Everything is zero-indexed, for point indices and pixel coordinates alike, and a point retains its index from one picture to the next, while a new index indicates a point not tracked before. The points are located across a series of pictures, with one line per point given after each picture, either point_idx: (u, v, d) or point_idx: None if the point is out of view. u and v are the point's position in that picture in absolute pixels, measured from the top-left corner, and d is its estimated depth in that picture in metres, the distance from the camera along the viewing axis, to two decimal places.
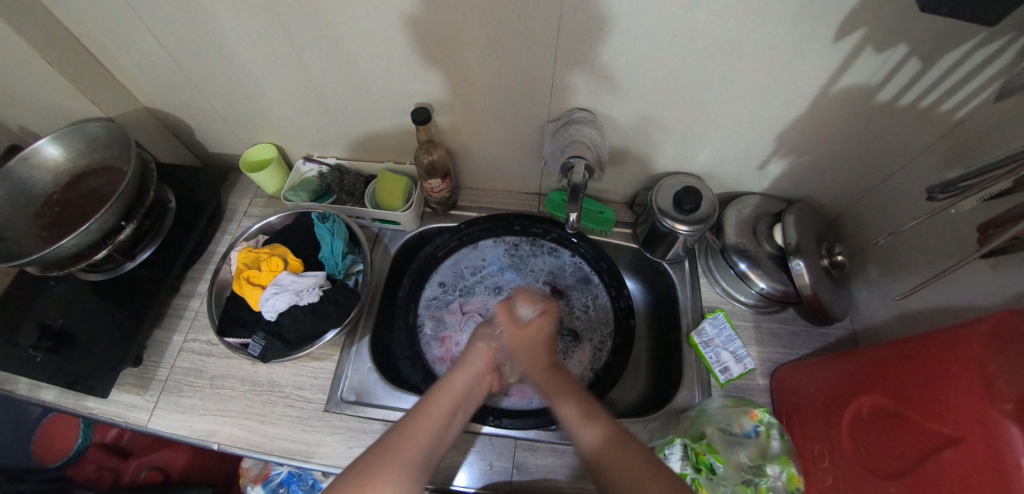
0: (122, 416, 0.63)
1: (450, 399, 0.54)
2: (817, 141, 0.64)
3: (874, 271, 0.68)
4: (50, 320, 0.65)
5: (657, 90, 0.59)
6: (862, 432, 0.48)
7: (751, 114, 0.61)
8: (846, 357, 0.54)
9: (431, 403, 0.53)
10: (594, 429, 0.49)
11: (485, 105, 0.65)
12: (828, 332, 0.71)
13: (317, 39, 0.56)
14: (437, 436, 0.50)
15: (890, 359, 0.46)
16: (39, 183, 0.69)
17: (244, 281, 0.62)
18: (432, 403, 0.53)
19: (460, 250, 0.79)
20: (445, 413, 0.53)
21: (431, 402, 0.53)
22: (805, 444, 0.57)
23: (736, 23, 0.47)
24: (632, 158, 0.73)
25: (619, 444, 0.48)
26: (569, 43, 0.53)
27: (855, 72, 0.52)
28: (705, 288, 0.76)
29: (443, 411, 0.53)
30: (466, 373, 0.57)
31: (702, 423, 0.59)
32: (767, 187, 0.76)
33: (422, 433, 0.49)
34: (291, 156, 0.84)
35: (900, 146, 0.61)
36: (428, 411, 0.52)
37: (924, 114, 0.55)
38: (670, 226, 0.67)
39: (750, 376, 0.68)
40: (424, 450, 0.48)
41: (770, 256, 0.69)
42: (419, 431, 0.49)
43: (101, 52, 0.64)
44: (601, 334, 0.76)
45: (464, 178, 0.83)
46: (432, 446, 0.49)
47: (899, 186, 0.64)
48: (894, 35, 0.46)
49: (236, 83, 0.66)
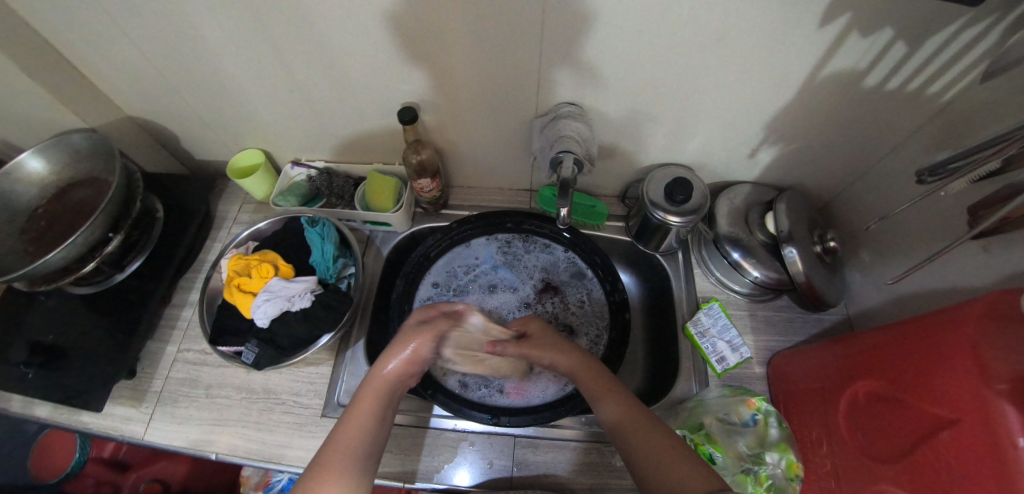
0: (117, 429, 0.62)
1: (372, 403, 0.51)
2: (807, 127, 0.63)
3: (867, 256, 0.68)
4: (40, 336, 0.64)
5: (645, 81, 0.58)
6: (858, 417, 0.48)
7: (739, 104, 0.61)
8: (842, 342, 0.55)
9: (359, 405, 0.51)
10: (614, 404, 0.52)
11: (473, 103, 0.64)
12: (823, 318, 0.71)
13: (299, 40, 0.55)
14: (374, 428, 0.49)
15: (887, 343, 0.46)
16: (23, 197, 0.68)
17: (235, 289, 0.61)
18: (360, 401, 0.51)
19: (453, 250, 0.78)
20: (373, 411, 0.51)
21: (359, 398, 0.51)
22: (801, 430, 0.57)
23: (722, 11, 0.47)
24: (622, 150, 0.73)
25: (640, 415, 0.51)
26: (555, 37, 0.53)
27: (841, 58, 0.52)
28: (699, 278, 0.76)
29: (367, 415, 0.50)
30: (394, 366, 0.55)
31: (700, 414, 0.59)
32: (758, 176, 0.76)
33: (353, 438, 0.48)
34: (279, 160, 0.83)
35: (886, 131, 0.61)
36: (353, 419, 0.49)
37: (910, 98, 0.55)
38: (662, 217, 0.67)
39: (746, 365, 0.68)
40: (363, 443, 0.48)
41: (763, 245, 0.69)
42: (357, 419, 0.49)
43: (80, 61, 0.63)
44: (596, 328, 0.75)
45: (454, 177, 0.82)
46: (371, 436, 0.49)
47: (889, 169, 0.64)
48: (879, 19, 0.46)
49: (220, 88, 0.65)
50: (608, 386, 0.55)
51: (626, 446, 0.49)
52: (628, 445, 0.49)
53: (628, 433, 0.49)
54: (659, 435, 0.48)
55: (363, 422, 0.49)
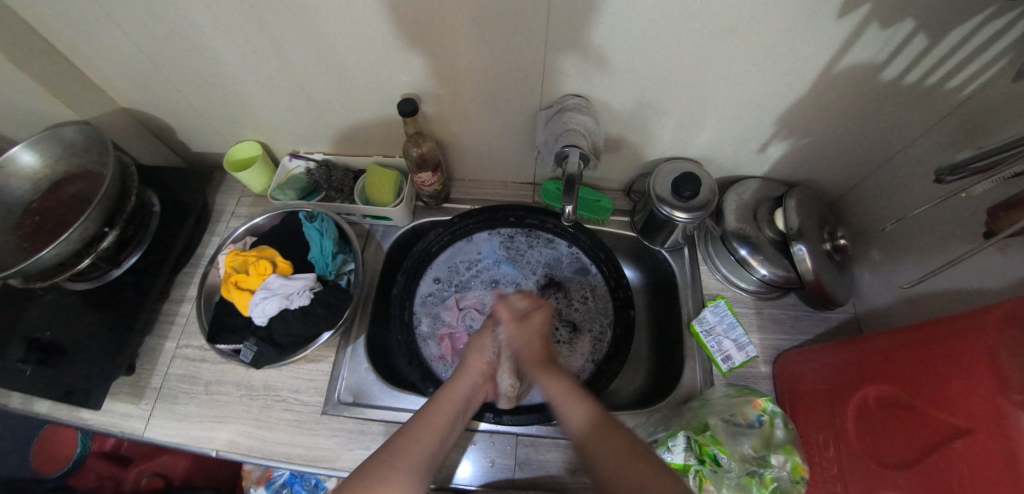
0: (118, 425, 0.62)
1: (449, 409, 0.55)
2: (820, 122, 0.62)
3: (878, 254, 0.67)
4: (37, 332, 0.63)
5: (654, 73, 0.56)
6: (868, 423, 0.47)
7: (750, 98, 0.59)
8: (853, 344, 0.53)
9: (433, 410, 0.54)
10: (584, 411, 0.52)
11: (476, 95, 0.62)
12: (830, 317, 0.70)
13: (294, 29, 0.53)
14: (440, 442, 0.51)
15: (900, 348, 0.45)
16: (16, 191, 0.66)
17: (232, 286, 0.60)
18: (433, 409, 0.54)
19: (454, 245, 0.76)
20: (447, 420, 0.54)
21: (433, 406, 0.54)
22: (809, 432, 0.56)
23: (736, 1, 0.45)
24: (628, 144, 0.71)
25: (606, 430, 0.50)
26: (561, 27, 0.50)
27: (860, 50, 0.50)
28: (705, 275, 0.74)
29: (443, 422, 0.53)
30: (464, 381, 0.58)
31: (705, 415, 0.58)
32: (767, 171, 0.74)
33: (425, 440, 0.50)
34: (276, 153, 0.81)
35: (901, 126, 0.59)
36: (427, 423, 0.52)
37: (928, 92, 0.53)
38: (668, 213, 0.65)
39: (752, 364, 0.67)
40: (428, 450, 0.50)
41: (772, 241, 0.67)
42: (427, 425, 0.52)
43: (70, 51, 0.61)
44: (601, 324, 0.74)
45: (456, 170, 0.81)
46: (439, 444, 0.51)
47: (903, 165, 0.63)
48: (901, 9, 0.44)
49: (214, 79, 0.63)
50: (577, 391, 0.55)
51: (591, 459, 0.49)
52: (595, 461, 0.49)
53: (594, 448, 0.49)
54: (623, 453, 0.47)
55: (438, 428, 0.52)
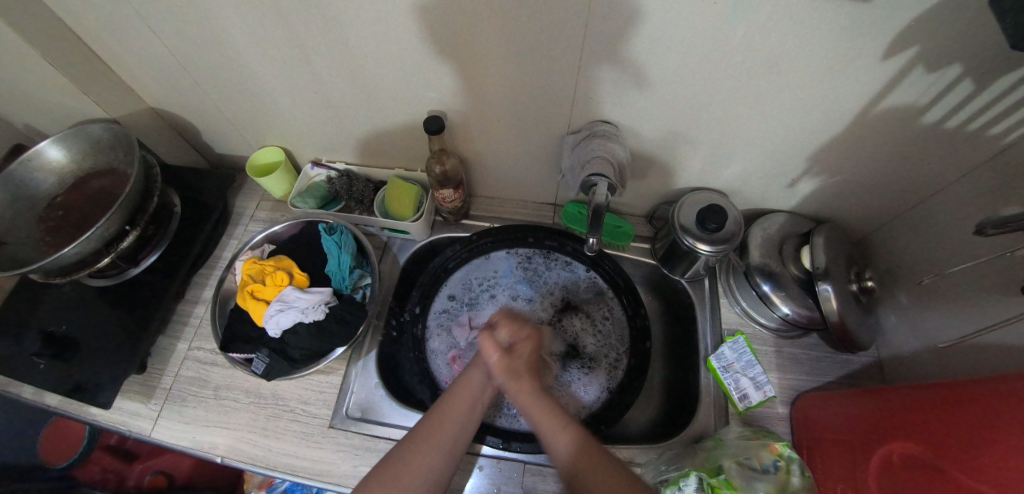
0: (125, 424, 0.62)
1: (467, 398, 0.52)
2: (853, 161, 0.60)
3: (905, 299, 0.65)
4: (53, 326, 0.64)
5: (684, 103, 0.55)
6: (890, 479, 0.44)
7: (782, 133, 0.58)
8: (887, 396, 0.51)
9: (450, 407, 0.51)
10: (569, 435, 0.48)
11: (502, 114, 0.62)
12: (853, 360, 0.68)
13: (325, 40, 0.53)
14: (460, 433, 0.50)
15: (938, 408, 0.43)
16: (42, 185, 0.67)
17: (248, 295, 0.60)
18: (449, 406, 0.51)
19: (471, 262, 0.76)
20: (467, 409, 0.52)
21: (452, 396, 0.52)
22: (826, 482, 0.54)
23: (776, 36, 0.44)
24: (653, 171, 0.70)
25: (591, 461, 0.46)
26: (594, 51, 0.49)
27: (901, 92, 0.48)
28: (724, 308, 0.73)
29: (463, 410, 0.51)
30: (480, 370, 0.55)
31: (719, 457, 0.56)
32: (794, 205, 0.73)
33: (441, 437, 0.49)
34: (299, 159, 0.81)
35: (937, 171, 0.58)
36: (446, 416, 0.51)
37: (971, 139, 0.51)
38: (691, 244, 0.64)
39: (769, 403, 0.65)
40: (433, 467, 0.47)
41: (797, 279, 0.65)
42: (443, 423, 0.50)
43: (104, 51, 0.62)
44: (616, 353, 0.72)
45: (476, 186, 0.80)
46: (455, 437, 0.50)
47: (936, 209, 0.61)
48: (949, 55, 0.42)
49: (242, 84, 0.63)
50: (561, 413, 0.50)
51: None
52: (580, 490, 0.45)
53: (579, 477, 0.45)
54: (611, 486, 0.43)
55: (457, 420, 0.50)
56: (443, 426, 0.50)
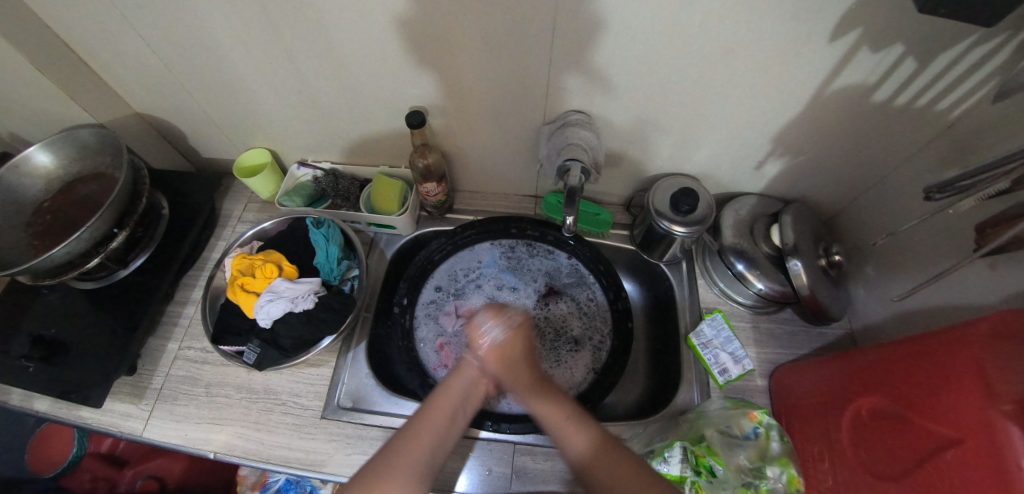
0: (116, 425, 0.62)
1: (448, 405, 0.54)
2: (813, 141, 0.64)
3: (871, 271, 0.68)
4: (42, 330, 0.64)
5: (652, 92, 0.58)
6: (863, 435, 0.47)
7: (746, 116, 0.61)
8: (848, 357, 0.54)
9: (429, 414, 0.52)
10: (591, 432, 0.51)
11: (481, 109, 0.64)
12: (827, 333, 0.71)
13: (307, 41, 0.55)
14: (438, 443, 0.51)
15: (890, 361, 0.46)
16: (30, 190, 0.68)
17: (238, 288, 0.61)
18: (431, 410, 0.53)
19: (456, 254, 0.78)
20: (446, 417, 0.53)
21: (431, 405, 0.53)
22: (805, 445, 0.56)
23: (731, 23, 0.47)
24: (628, 159, 0.73)
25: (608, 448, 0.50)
26: (565, 44, 0.52)
27: (851, 72, 0.52)
28: (702, 289, 0.76)
29: (441, 418, 0.52)
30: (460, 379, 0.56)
31: (702, 426, 0.58)
32: (764, 188, 0.76)
33: (423, 441, 0.50)
34: (285, 160, 0.83)
35: (890, 148, 0.61)
36: (428, 418, 0.52)
37: (919, 114, 0.55)
38: (666, 227, 0.67)
39: (749, 377, 0.68)
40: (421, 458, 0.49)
41: (768, 257, 0.69)
42: (421, 437, 0.50)
43: (91, 57, 0.63)
44: (600, 334, 0.74)
45: (460, 181, 0.83)
46: (431, 448, 0.50)
47: (895, 184, 0.64)
48: (890, 35, 0.46)
49: (227, 87, 0.65)
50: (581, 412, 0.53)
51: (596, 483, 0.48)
52: (596, 479, 0.48)
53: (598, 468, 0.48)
54: (627, 476, 0.47)
55: (438, 422, 0.52)
56: (420, 432, 0.50)
